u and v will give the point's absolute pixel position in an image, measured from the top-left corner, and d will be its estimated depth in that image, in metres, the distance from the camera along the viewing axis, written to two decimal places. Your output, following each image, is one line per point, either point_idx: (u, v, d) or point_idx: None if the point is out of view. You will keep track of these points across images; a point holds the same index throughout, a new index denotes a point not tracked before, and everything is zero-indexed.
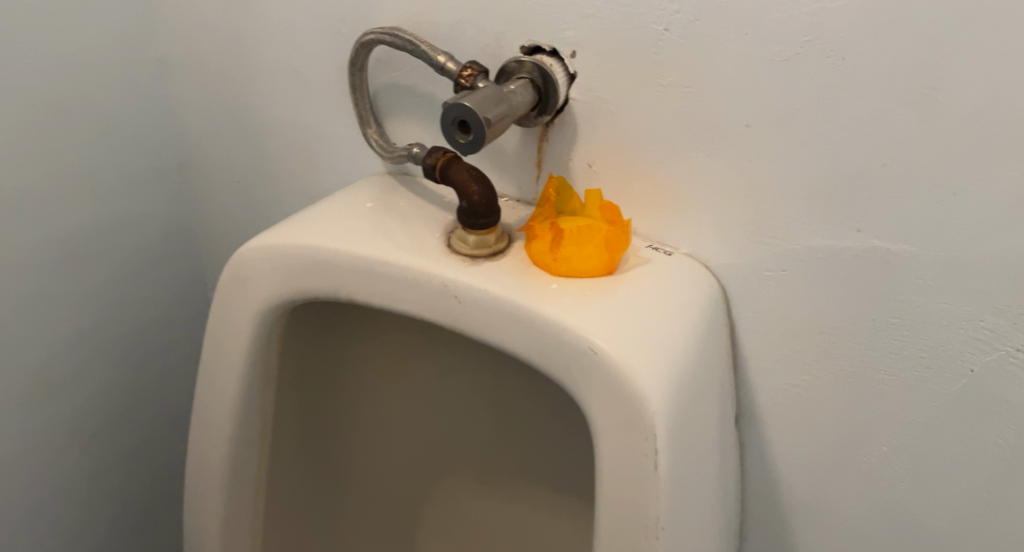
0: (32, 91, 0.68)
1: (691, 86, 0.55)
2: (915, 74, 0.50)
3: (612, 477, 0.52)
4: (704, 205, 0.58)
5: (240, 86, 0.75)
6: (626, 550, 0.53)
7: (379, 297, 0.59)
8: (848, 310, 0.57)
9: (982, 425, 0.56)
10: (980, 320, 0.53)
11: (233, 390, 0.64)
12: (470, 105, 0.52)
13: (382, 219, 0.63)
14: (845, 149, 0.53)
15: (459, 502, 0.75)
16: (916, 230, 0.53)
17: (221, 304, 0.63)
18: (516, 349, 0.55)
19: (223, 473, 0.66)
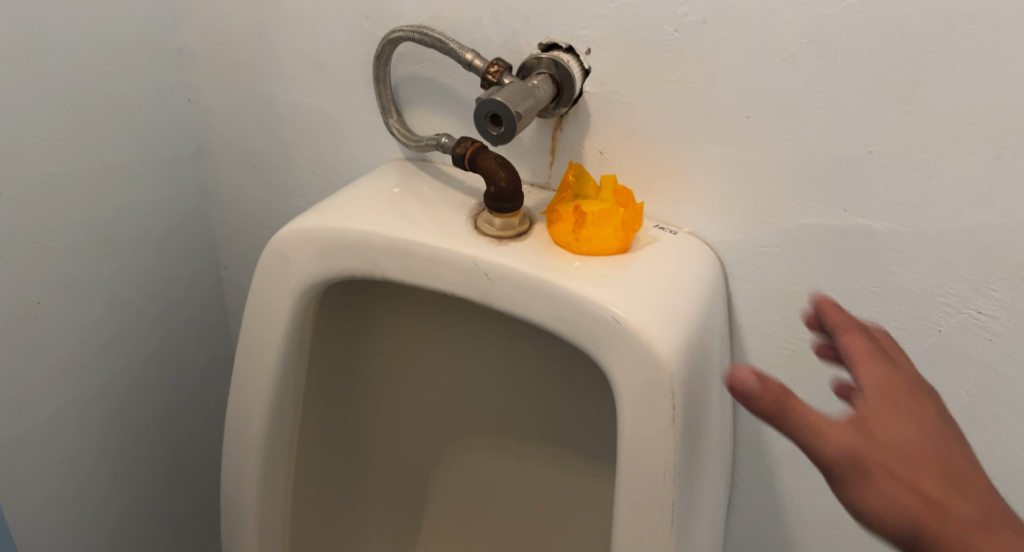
0: (62, 79, 0.71)
1: (698, 81, 0.61)
2: (899, 72, 0.56)
3: (633, 432, 0.59)
4: (706, 187, 0.65)
5: (262, 76, 0.79)
6: (645, 495, 0.59)
7: (413, 276, 0.64)
8: (834, 280, 0.64)
9: (948, 378, 0.63)
10: (948, 287, 0.61)
11: (271, 363, 0.69)
12: (502, 100, 0.58)
13: (409, 204, 0.68)
14: (835, 137, 0.59)
15: (473, 463, 0.81)
16: (897, 208, 0.60)
17: (262, 283, 0.68)
18: (543, 320, 0.61)
19: (262, 441, 0.71)
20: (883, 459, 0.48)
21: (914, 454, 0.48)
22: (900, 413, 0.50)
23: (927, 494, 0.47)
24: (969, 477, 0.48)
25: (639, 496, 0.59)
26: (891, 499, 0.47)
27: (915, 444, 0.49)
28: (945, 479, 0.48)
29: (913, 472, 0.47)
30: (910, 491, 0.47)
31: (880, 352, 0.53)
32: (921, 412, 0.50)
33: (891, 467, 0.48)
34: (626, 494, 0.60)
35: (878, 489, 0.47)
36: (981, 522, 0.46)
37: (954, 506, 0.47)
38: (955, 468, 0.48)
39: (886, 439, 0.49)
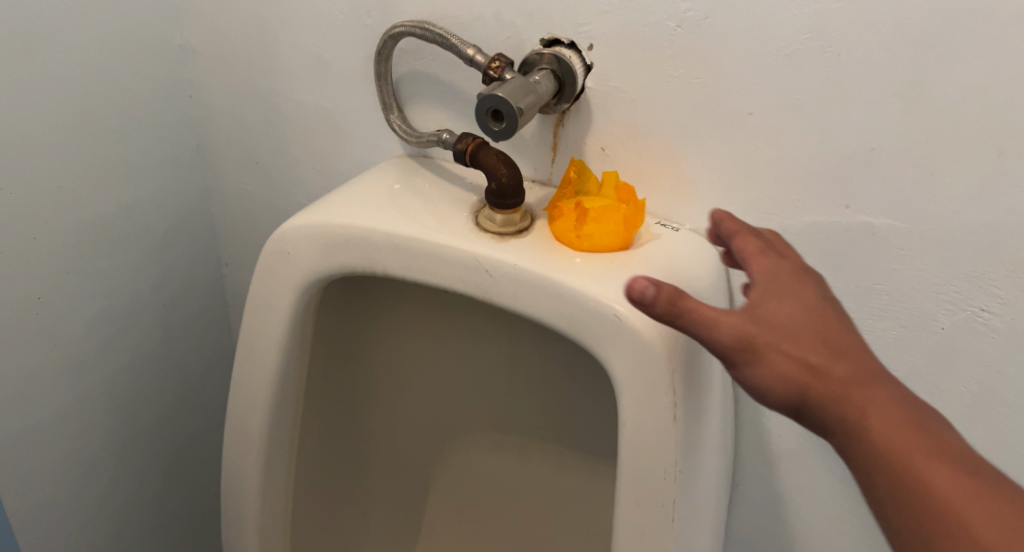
0: (64, 75, 0.71)
1: (699, 77, 0.61)
2: (903, 68, 0.56)
3: (634, 429, 0.59)
4: (708, 183, 0.64)
5: (264, 72, 0.79)
6: (646, 493, 0.59)
7: (414, 272, 0.64)
8: (837, 278, 0.64)
9: (950, 376, 0.63)
10: (951, 285, 0.60)
11: (272, 359, 0.69)
12: (504, 95, 0.57)
13: (410, 200, 0.68)
14: (838, 134, 0.59)
15: (474, 460, 0.81)
16: (900, 206, 0.59)
17: (263, 279, 0.68)
18: (544, 317, 0.61)
19: (263, 438, 0.71)
20: (769, 335, 0.50)
21: (800, 331, 0.50)
22: (784, 293, 0.52)
23: (810, 361, 0.49)
24: (849, 342, 0.50)
25: (640, 493, 0.59)
26: (778, 369, 0.49)
27: (800, 317, 0.51)
28: (829, 345, 0.50)
29: (796, 342, 0.50)
30: (795, 359, 0.49)
31: (768, 246, 0.55)
32: (806, 292, 0.52)
33: (775, 339, 0.50)
34: (626, 492, 0.60)
35: (767, 360, 0.49)
36: (860, 378, 0.49)
37: (835, 368, 0.49)
38: (838, 333, 0.51)
39: (772, 315, 0.51)
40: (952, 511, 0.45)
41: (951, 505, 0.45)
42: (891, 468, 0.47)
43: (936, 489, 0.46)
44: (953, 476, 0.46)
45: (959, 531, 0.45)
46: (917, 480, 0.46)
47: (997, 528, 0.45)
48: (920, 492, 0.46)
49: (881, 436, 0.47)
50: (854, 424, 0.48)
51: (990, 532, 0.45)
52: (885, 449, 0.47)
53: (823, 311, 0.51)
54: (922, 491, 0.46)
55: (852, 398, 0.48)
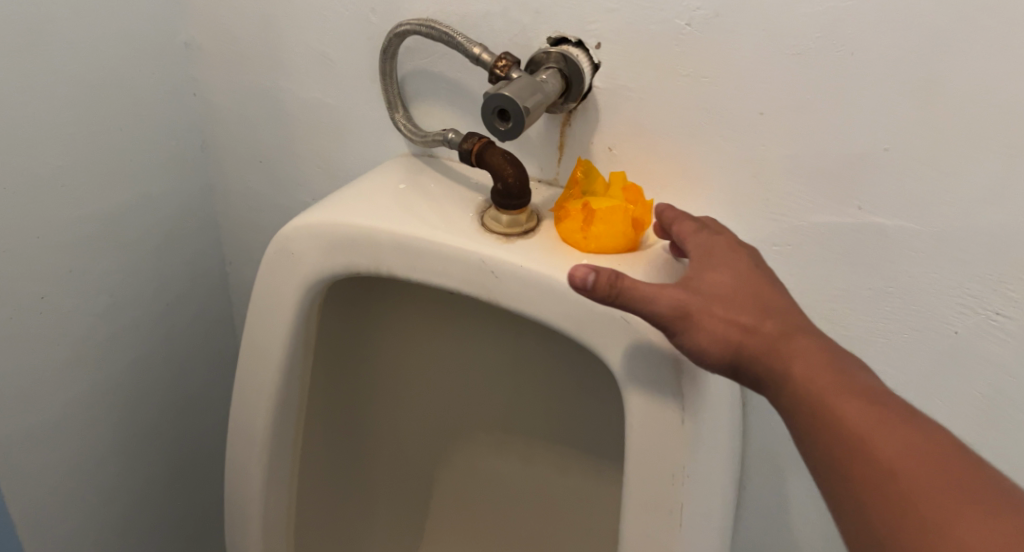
0: (67, 71, 0.71)
1: (708, 76, 0.60)
2: (916, 68, 0.55)
3: (642, 433, 0.58)
4: (717, 184, 0.64)
5: (268, 70, 0.78)
6: (653, 498, 0.59)
7: (418, 272, 0.63)
8: (847, 280, 0.63)
9: (962, 379, 0.62)
10: (964, 287, 0.59)
11: (276, 359, 0.68)
12: (510, 95, 0.57)
13: (415, 200, 0.67)
14: (849, 134, 0.58)
15: (479, 462, 0.81)
16: (912, 207, 0.59)
17: (266, 279, 0.67)
18: (549, 319, 0.60)
19: (266, 439, 0.71)
20: (703, 303, 0.52)
21: (734, 297, 0.52)
22: (718, 264, 0.54)
23: (742, 322, 0.51)
24: (780, 304, 0.53)
25: (647, 497, 0.59)
26: (713, 333, 0.51)
27: (732, 283, 0.53)
28: (759, 306, 0.52)
29: (727, 305, 0.52)
30: (726, 321, 0.51)
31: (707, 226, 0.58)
32: (739, 261, 0.55)
33: (708, 304, 0.52)
34: (633, 496, 0.59)
35: (702, 325, 0.51)
36: (788, 334, 0.51)
37: (765, 327, 0.51)
38: (769, 296, 0.53)
39: (704, 283, 0.53)
40: (872, 447, 0.47)
41: (870, 441, 0.47)
42: (817, 414, 0.48)
43: (859, 429, 0.47)
44: (875, 415, 0.47)
45: (879, 466, 0.46)
46: (842, 421, 0.48)
47: (914, 459, 0.46)
48: (843, 432, 0.47)
49: (808, 385, 0.49)
50: (784, 377, 0.50)
51: (907, 462, 0.46)
52: (812, 397, 0.49)
53: (754, 277, 0.54)
54: (845, 432, 0.47)
55: (781, 354, 0.50)
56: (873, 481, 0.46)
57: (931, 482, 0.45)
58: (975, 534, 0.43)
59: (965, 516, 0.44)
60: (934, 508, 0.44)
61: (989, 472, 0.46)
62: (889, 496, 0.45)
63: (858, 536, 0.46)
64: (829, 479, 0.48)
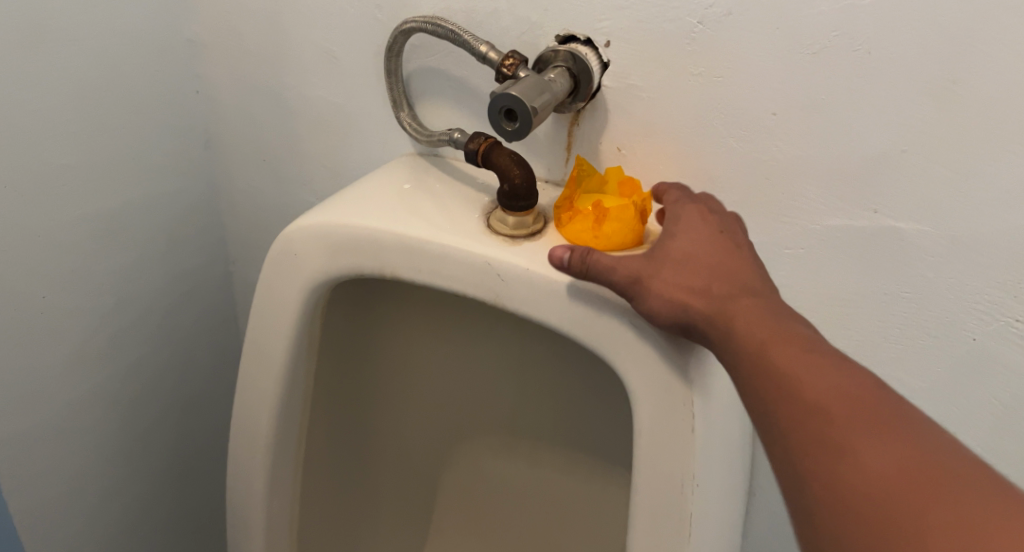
0: (69, 67, 0.69)
1: (721, 76, 0.59)
2: (936, 68, 0.54)
3: (650, 441, 0.57)
4: (728, 185, 0.62)
5: (273, 67, 0.77)
6: (661, 507, 0.57)
7: (422, 274, 0.62)
8: (861, 285, 0.62)
9: (979, 386, 0.61)
10: (983, 293, 0.58)
11: (279, 362, 0.67)
12: (517, 95, 0.55)
13: (419, 200, 0.66)
14: (866, 135, 0.57)
15: (484, 465, 0.79)
16: (930, 210, 0.57)
17: (269, 280, 0.66)
18: (556, 323, 0.59)
19: (268, 443, 0.69)
20: (663, 270, 0.53)
21: (698, 265, 0.53)
22: (681, 229, 0.56)
23: (698, 288, 0.52)
24: (737, 266, 0.53)
25: (656, 506, 0.57)
26: (666, 298, 0.52)
27: (692, 247, 0.54)
28: (712, 271, 0.53)
29: (681, 269, 0.53)
30: (676, 284, 0.53)
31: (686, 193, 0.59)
32: (704, 225, 0.56)
33: (660, 268, 0.53)
34: (641, 505, 0.58)
35: (656, 291, 0.53)
36: (733, 295, 0.52)
37: (713, 288, 0.52)
38: (726, 260, 0.54)
39: (664, 248, 0.55)
40: (802, 390, 0.47)
41: (799, 383, 0.47)
42: (751, 364, 0.49)
43: (790, 374, 0.48)
44: (806, 362, 0.48)
45: (811, 413, 0.46)
46: (774, 367, 0.48)
47: (838, 402, 0.46)
48: (776, 378, 0.48)
49: (745, 340, 0.50)
50: (725, 335, 0.51)
51: (832, 402, 0.46)
52: (748, 351, 0.50)
53: (716, 240, 0.55)
54: (776, 378, 0.48)
55: (726, 312, 0.51)
56: (799, 420, 0.46)
57: (854, 420, 0.45)
58: (886, 468, 0.43)
59: (880, 451, 0.44)
60: (853, 443, 0.45)
61: (914, 414, 0.46)
62: (811, 434, 0.46)
63: (785, 473, 0.47)
64: (762, 422, 0.48)
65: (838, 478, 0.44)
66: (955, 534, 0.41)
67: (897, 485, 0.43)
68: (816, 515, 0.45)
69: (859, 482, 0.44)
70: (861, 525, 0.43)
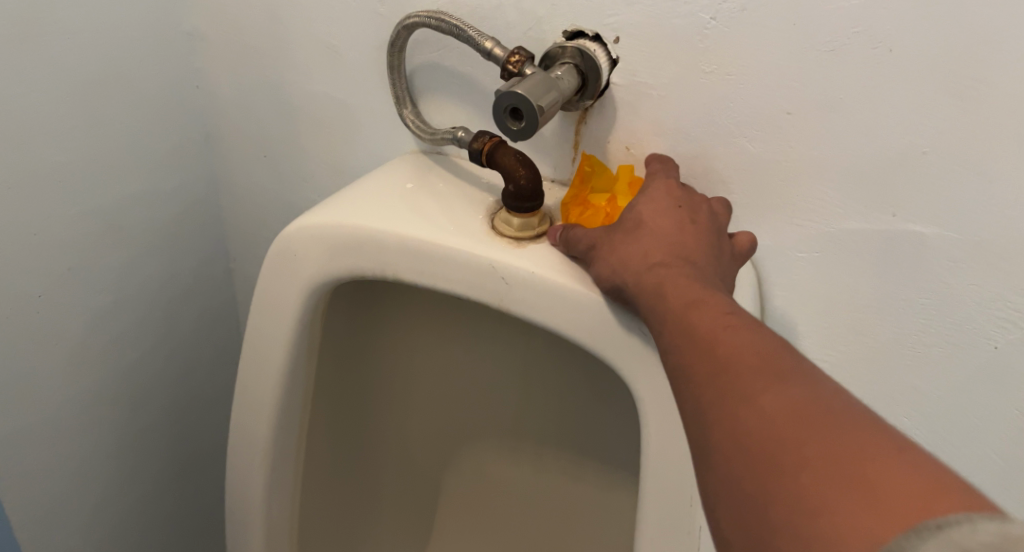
0: (65, 60, 0.68)
1: (735, 73, 0.57)
2: (960, 66, 0.51)
3: (659, 451, 0.55)
4: (741, 187, 0.60)
5: (274, 62, 0.75)
6: (670, 518, 0.56)
7: (424, 276, 0.61)
8: (877, 290, 0.60)
9: (1000, 396, 0.59)
10: (1006, 299, 0.56)
11: (278, 364, 0.66)
12: (522, 93, 0.54)
13: (421, 200, 0.65)
14: (885, 136, 0.55)
15: (487, 469, 0.78)
16: (950, 213, 0.55)
17: (268, 281, 0.65)
18: (561, 328, 0.57)
19: (267, 446, 0.68)
20: (613, 240, 0.55)
21: (647, 235, 0.54)
22: (645, 202, 0.56)
23: (637, 255, 0.53)
24: (686, 239, 0.53)
25: (664, 517, 0.56)
26: (608, 264, 0.54)
27: (649, 218, 0.55)
28: (657, 240, 0.53)
29: (628, 238, 0.54)
30: (619, 248, 0.54)
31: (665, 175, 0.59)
32: (668, 202, 0.56)
33: (612, 236, 0.55)
34: (649, 515, 0.56)
35: (603, 259, 0.54)
36: (665, 259, 0.52)
37: (650, 253, 0.52)
38: (677, 232, 0.53)
39: (623, 219, 0.56)
40: (715, 344, 0.45)
41: (715, 338, 0.45)
42: (669, 319, 0.48)
43: (707, 331, 0.46)
44: (723, 321, 0.46)
45: (715, 361, 0.44)
46: (692, 323, 0.47)
47: (744, 353, 0.44)
48: (690, 331, 0.46)
49: (666, 296, 0.49)
50: (648, 291, 0.51)
51: (743, 356, 0.43)
52: (669, 306, 0.49)
53: (675, 215, 0.55)
54: (690, 330, 0.46)
55: (653, 272, 0.51)
56: (709, 373, 0.44)
57: (760, 372, 0.42)
58: (777, 415, 0.40)
59: (779, 399, 0.41)
60: (755, 392, 0.42)
61: (825, 378, 0.42)
62: (717, 385, 0.43)
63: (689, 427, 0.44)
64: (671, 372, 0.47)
65: (733, 425, 0.42)
66: (834, 482, 0.37)
67: (791, 431, 0.40)
68: (711, 465, 0.42)
69: (753, 428, 0.41)
70: (751, 473, 0.40)
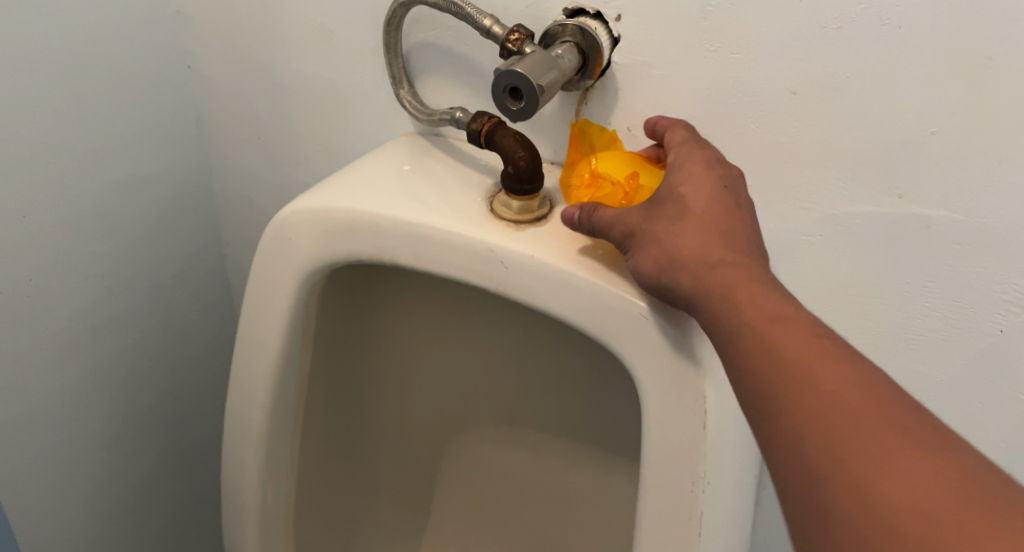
0: (49, 39, 0.66)
1: (738, 52, 0.56)
2: (970, 45, 0.50)
3: (660, 437, 0.54)
4: (744, 168, 0.59)
5: (266, 42, 0.74)
6: (671, 507, 0.55)
7: (422, 261, 0.59)
8: (880, 274, 0.59)
9: (1002, 380, 0.58)
10: (1011, 283, 0.55)
11: (273, 350, 0.64)
12: (522, 72, 0.52)
13: (419, 182, 0.63)
14: (891, 117, 0.54)
15: (485, 455, 0.77)
16: (957, 197, 0.54)
17: (263, 264, 0.63)
18: (561, 312, 0.56)
19: (262, 433, 0.67)
20: (656, 228, 0.51)
21: (697, 225, 0.50)
22: (683, 180, 0.52)
23: (691, 252, 0.49)
24: (736, 229, 0.50)
25: (665, 505, 0.55)
26: (653, 259, 0.50)
27: (696, 202, 0.51)
28: (708, 232, 0.49)
29: (674, 228, 0.50)
30: (668, 240, 0.50)
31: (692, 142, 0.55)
32: (709, 179, 0.52)
33: (654, 223, 0.51)
34: (649, 503, 0.55)
35: (646, 251, 0.51)
36: (723, 258, 0.48)
37: (704, 251, 0.49)
38: (725, 222, 0.50)
39: (660, 201, 0.51)
40: (816, 387, 0.42)
41: (813, 373, 0.43)
42: (748, 335, 0.45)
43: (804, 372, 0.43)
44: (819, 358, 0.43)
45: (820, 407, 0.42)
46: (779, 347, 0.44)
47: (853, 398, 0.42)
48: (782, 368, 0.44)
49: (741, 306, 0.46)
50: (710, 301, 0.48)
51: (854, 403, 0.41)
52: (747, 319, 0.46)
53: (721, 197, 0.51)
54: (780, 366, 0.44)
55: (719, 273, 0.48)
56: (808, 410, 0.42)
57: (865, 408, 0.41)
58: (911, 478, 0.39)
59: (906, 457, 0.40)
60: (866, 430, 0.41)
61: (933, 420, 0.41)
62: (819, 423, 0.42)
63: (786, 472, 0.42)
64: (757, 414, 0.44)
65: (859, 488, 0.40)
66: None
67: (934, 499, 0.38)
68: (828, 520, 0.40)
69: (888, 492, 0.39)
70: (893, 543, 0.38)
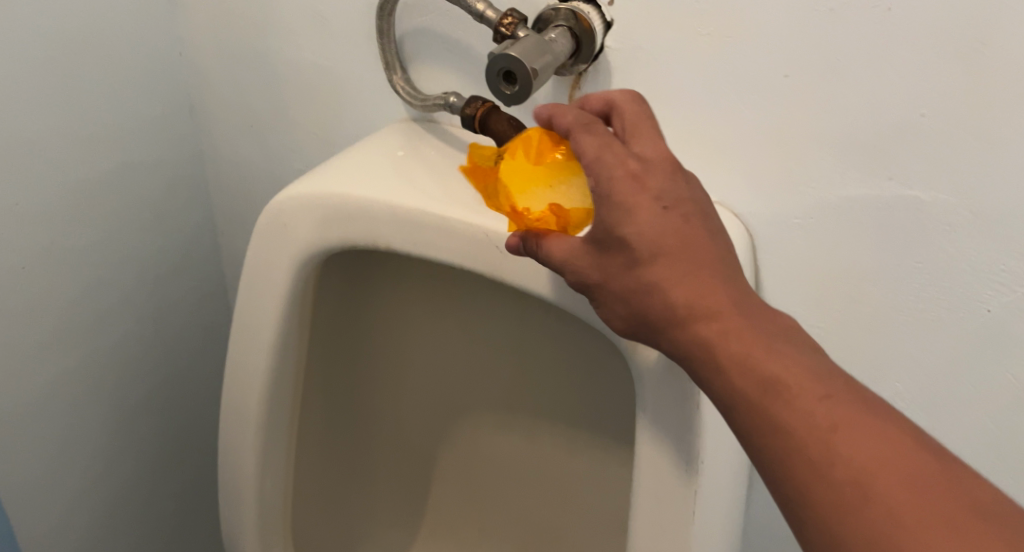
0: (40, 27, 0.66)
1: (731, 36, 0.56)
2: (960, 27, 0.51)
3: (655, 418, 0.55)
4: (737, 152, 0.60)
5: (259, 29, 0.74)
6: (665, 484, 0.56)
7: (417, 246, 0.60)
8: (872, 257, 0.59)
9: (994, 361, 0.59)
10: (1001, 264, 0.55)
11: (269, 336, 0.65)
12: (516, 55, 0.52)
13: (413, 168, 0.63)
14: (882, 100, 0.54)
15: (481, 441, 0.78)
16: (949, 179, 0.54)
17: (259, 250, 0.64)
18: (558, 296, 0.56)
19: (259, 420, 0.67)
20: (616, 284, 0.47)
21: (655, 276, 0.45)
22: (620, 219, 0.45)
23: (659, 311, 0.46)
24: (696, 256, 0.45)
25: (658, 483, 0.56)
26: (625, 317, 0.48)
27: (647, 244, 0.45)
28: (671, 281, 0.45)
29: (636, 283, 0.46)
30: (637, 297, 0.47)
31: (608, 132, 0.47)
32: (649, 202, 0.45)
33: (612, 277, 0.47)
34: (644, 484, 0.57)
35: (616, 308, 0.48)
36: (694, 309, 0.45)
37: (672, 306, 0.45)
38: (684, 257, 0.45)
39: (607, 249, 0.47)
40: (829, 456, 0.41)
41: (826, 445, 0.41)
42: (746, 406, 0.43)
43: (815, 444, 0.41)
44: (827, 426, 0.41)
45: (838, 480, 0.40)
46: (782, 420, 0.42)
47: (869, 463, 0.40)
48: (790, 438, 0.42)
49: (730, 372, 0.44)
50: (696, 360, 0.45)
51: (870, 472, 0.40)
52: (743, 388, 0.43)
53: (669, 224, 0.45)
54: (789, 433, 0.42)
55: (697, 331, 0.45)
56: (823, 481, 0.41)
57: (881, 472, 0.40)
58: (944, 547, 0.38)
59: (934, 524, 0.38)
60: (880, 495, 0.39)
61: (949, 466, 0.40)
62: (838, 500, 0.40)
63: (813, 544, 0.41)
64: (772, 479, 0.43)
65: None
66: None
67: None
68: None
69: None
70: None
